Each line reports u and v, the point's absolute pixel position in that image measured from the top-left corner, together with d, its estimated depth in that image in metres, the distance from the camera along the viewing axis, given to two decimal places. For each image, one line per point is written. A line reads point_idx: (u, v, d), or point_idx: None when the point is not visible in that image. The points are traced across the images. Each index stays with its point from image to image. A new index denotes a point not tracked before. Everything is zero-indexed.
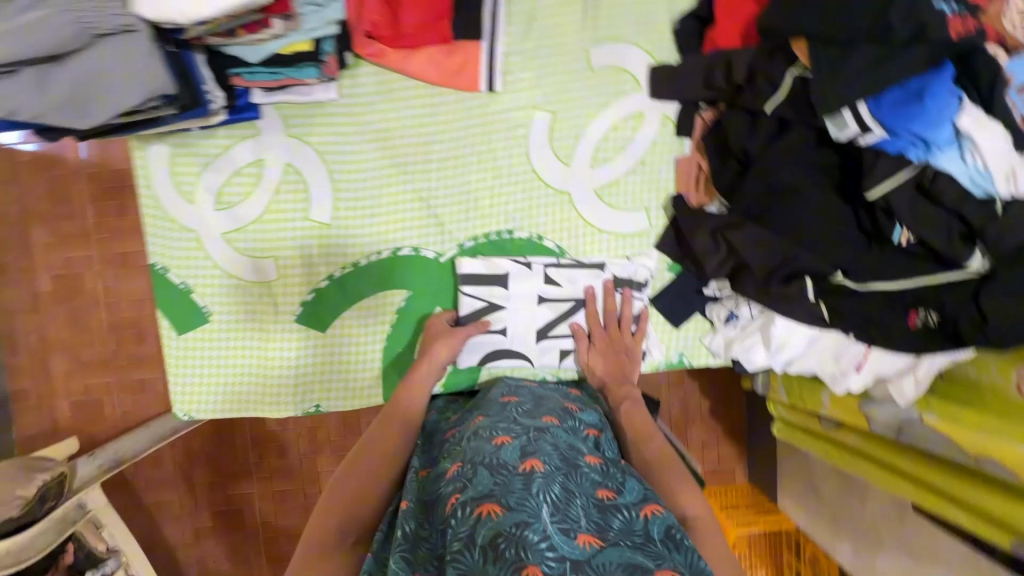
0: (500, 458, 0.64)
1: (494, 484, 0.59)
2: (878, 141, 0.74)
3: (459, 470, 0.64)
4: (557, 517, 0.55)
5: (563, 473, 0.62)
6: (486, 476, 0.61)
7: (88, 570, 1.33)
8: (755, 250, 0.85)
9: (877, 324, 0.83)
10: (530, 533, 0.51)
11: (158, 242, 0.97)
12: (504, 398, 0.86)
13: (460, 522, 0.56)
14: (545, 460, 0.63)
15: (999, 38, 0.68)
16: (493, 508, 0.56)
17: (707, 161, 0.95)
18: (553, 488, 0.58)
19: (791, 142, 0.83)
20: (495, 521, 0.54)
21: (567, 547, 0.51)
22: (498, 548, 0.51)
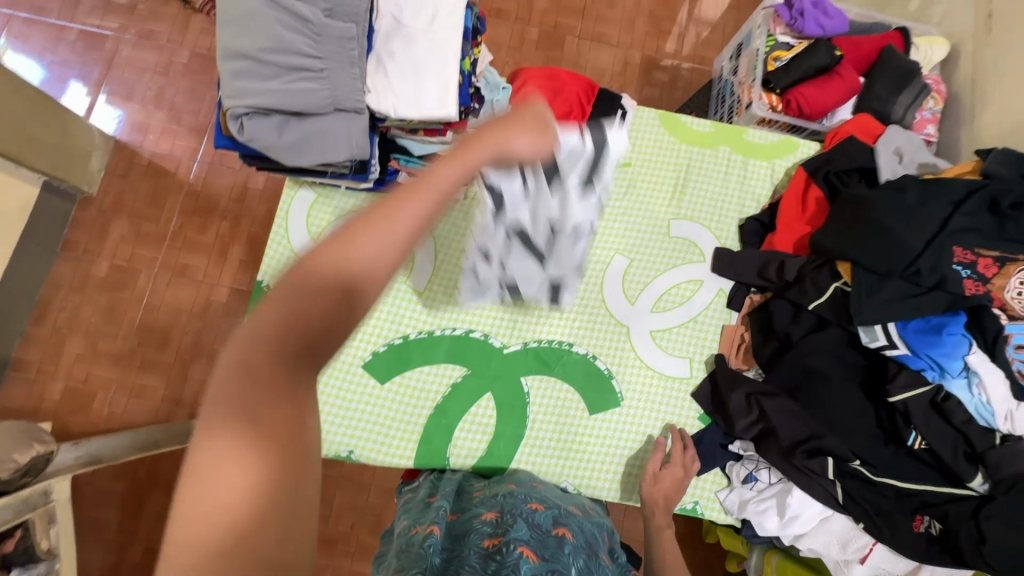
0: (536, 518, 0.74)
1: (532, 535, 0.67)
2: (902, 356, 0.90)
3: (497, 518, 0.73)
4: None
5: (587, 552, 0.71)
6: (524, 527, 0.69)
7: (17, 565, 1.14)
8: (786, 420, 0.97)
9: (884, 516, 0.91)
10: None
11: (273, 264, 1.10)
12: (533, 481, 0.96)
13: (498, 553, 0.62)
14: (574, 535, 0.74)
15: (1002, 305, 0.86)
16: (529, 553, 0.62)
17: (750, 334, 1.10)
18: (579, 559, 0.67)
19: (825, 338, 0.99)
20: (532, 563, 0.59)
21: None
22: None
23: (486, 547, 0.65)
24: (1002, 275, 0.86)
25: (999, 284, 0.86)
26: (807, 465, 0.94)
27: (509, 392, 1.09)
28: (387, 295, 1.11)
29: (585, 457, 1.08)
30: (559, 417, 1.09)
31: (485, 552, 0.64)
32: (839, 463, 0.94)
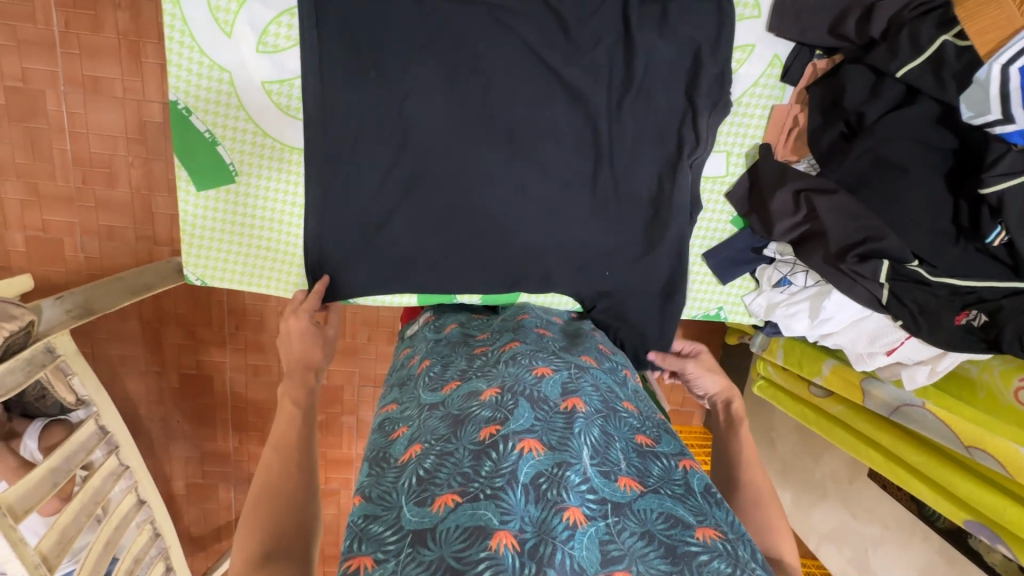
0: (541, 392, 0.65)
1: (534, 420, 0.61)
2: (1013, 133, 0.69)
3: (496, 398, 0.65)
4: (597, 459, 0.59)
5: (602, 416, 0.65)
6: (527, 410, 0.62)
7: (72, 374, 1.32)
8: (840, 221, 0.83)
9: (928, 313, 0.83)
10: (571, 473, 0.56)
11: (182, 76, 0.82)
12: (535, 369, 0.68)
13: (545, 410, 0.63)
14: (586, 400, 0.65)
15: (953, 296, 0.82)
16: (533, 445, 0.58)
17: (807, 116, 0.89)
18: (593, 430, 0.62)
19: (911, 113, 0.77)
20: (536, 459, 0.57)
21: (609, 489, 0.56)
22: (541, 487, 0.55)
23: (487, 401, 0.65)
24: (947, 306, 0.82)
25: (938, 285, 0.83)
26: (855, 270, 0.83)
27: None
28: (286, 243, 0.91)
29: None
30: (541, 286, 0.93)
31: (484, 403, 0.65)
32: (893, 265, 0.83)
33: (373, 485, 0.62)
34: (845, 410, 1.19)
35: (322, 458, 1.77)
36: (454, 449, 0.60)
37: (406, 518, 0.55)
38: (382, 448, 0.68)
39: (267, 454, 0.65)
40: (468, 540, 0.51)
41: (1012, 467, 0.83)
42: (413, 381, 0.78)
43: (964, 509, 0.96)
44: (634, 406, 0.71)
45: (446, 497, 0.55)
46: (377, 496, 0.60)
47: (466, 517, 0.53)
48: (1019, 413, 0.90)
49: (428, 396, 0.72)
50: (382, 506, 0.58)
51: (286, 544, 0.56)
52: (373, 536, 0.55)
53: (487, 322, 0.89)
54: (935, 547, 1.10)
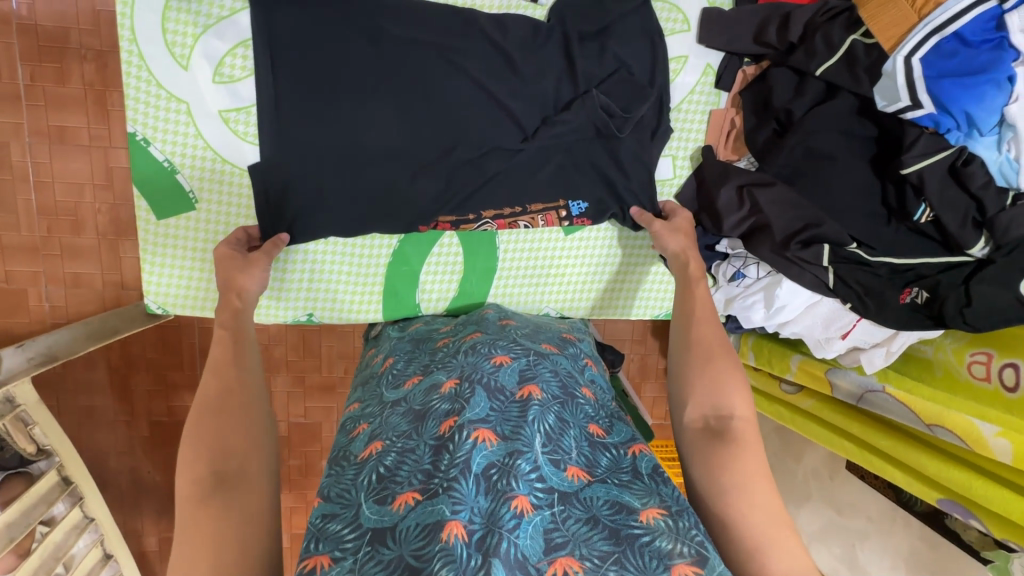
0: (498, 380, 0.68)
1: (491, 410, 0.64)
2: (924, 117, 0.75)
3: (455, 389, 0.67)
4: (548, 447, 0.61)
5: (558, 402, 0.68)
6: (484, 400, 0.64)
7: (35, 424, 1.26)
8: (781, 211, 0.87)
9: (873, 294, 0.87)
10: (521, 461, 0.57)
11: (139, 108, 0.84)
12: (495, 359, 0.72)
13: (502, 399, 0.66)
14: (542, 387, 0.69)
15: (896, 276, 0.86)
16: (487, 435, 0.60)
17: (742, 118, 0.95)
18: (548, 417, 0.64)
19: (835, 106, 0.83)
20: (490, 449, 0.59)
21: (557, 479, 0.58)
22: (492, 477, 0.56)
23: (447, 394, 0.67)
24: (893, 286, 0.86)
25: (880, 266, 0.86)
26: (800, 256, 0.87)
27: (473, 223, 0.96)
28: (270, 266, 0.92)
29: (587, 284, 1.04)
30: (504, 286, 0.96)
31: (444, 396, 0.67)
32: (834, 249, 0.87)
33: (333, 486, 0.63)
34: (816, 404, 1.21)
35: (302, 500, 1.72)
36: (415, 446, 0.62)
37: (366, 516, 0.56)
38: (345, 448, 0.69)
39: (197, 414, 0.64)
40: (426, 537, 0.51)
41: (969, 437, 0.86)
42: (377, 379, 0.80)
43: (936, 488, 0.97)
44: (592, 392, 0.76)
45: (407, 495, 0.56)
46: (336, 497, 0.60)
47: (425, 514, 0.53)
48: (972, 387, 0.94)
49: (391, 394, 0.73)
50: (340, 505, 0.59)
51: (238, 465, 0.59)
52: (332, 536, 0.55)
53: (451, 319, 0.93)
54: (917, 533, 1.10)
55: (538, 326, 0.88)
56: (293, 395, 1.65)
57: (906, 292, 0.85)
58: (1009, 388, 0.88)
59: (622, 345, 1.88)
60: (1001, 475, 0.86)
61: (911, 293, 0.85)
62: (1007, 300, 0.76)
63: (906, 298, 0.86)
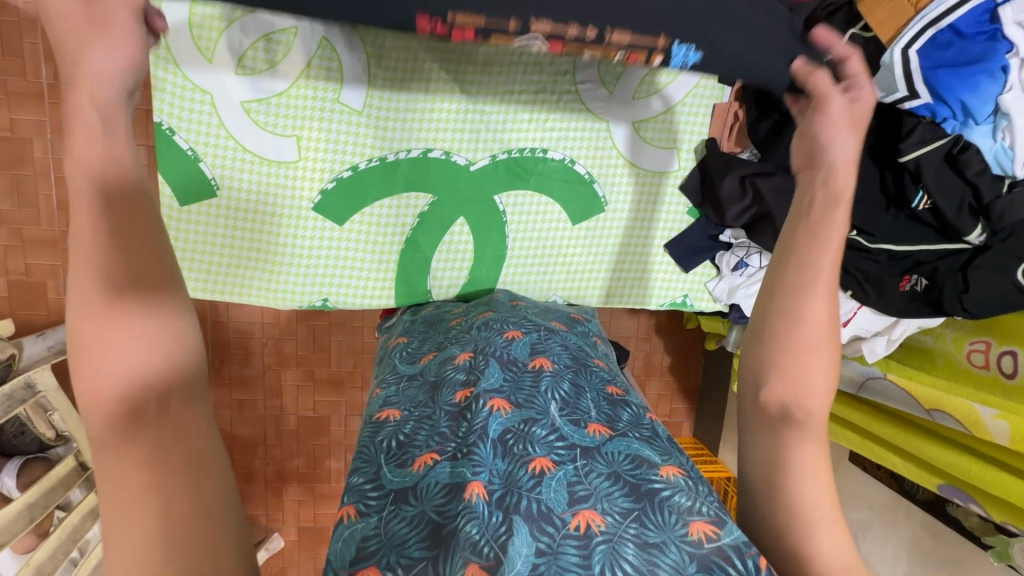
0: (511, 353, 0.70)
1: (504, 379, 0.66)
2: (921, 107, 0.77)
3: (470, 360, 0.69)
4: (565, 411, 0.63)
5: (571, 371, 0.70)
6: (497, 370, 0.67)
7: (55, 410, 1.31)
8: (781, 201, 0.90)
9: (872, 281, 0.90)
10: (537, 427, 0.60)
11: (166, 99, 0.88)
12: (505, 333, 0.74)
13: (515, 369, 0.68)
14: (554, 359, 0.71)
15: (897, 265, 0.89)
16: (501, 403, 0.62)
17: (745, 112, 0.98)
18: (561, 386, 0.67)
19: None
20: (506, 415, 0.61)
21: (579, 436, 0.60)
22: (508, 441, 0.58)
23: (462, 364, 0.69)
24: (892, 274, 0.89)
25: (880, 255, 0.89)
26: None
27: (483, 212, 1.00)
28: (280, 246, 0.95)
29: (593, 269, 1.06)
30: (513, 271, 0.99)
31: (458, 367, 0.69)
32: None
33: (353, 449, 0.65)
34: None
35: (310, 492, 1.74)
36: (434, 415, 0.64)
37: (390, 479, 0.57)
38: (363, 409, 0.72)
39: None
40: (449, 495, 0.54)
41: (970, 421, 0.87)
42: (390, 356, 0.82)
43: (937, 475, 0.98)
44: (604, 362, 0.78)
45: (427, 456, 0.59)
46: (363, 450, 0.62)
47: (446, 476, 0.56)
48: (972, 375, 0.96)
49: (406, 368, 0.76)
50: (362, 459, 0.61)
51: None
52: (355, 488, 0.57)
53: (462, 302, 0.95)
54: (920, 523, 1.11)
55: (548, 309, 0.91)
56: (303, 388, 1.68)
57: (905, 281, 0.89)
58: (1008, 374, 0.89)
59: (627, 342, 1.90)
60: (1002, 459, 0.87)
61: (910, 280, 0.89)
62: (1004, 285, 0.78)
63: (904, 285, 0.89)
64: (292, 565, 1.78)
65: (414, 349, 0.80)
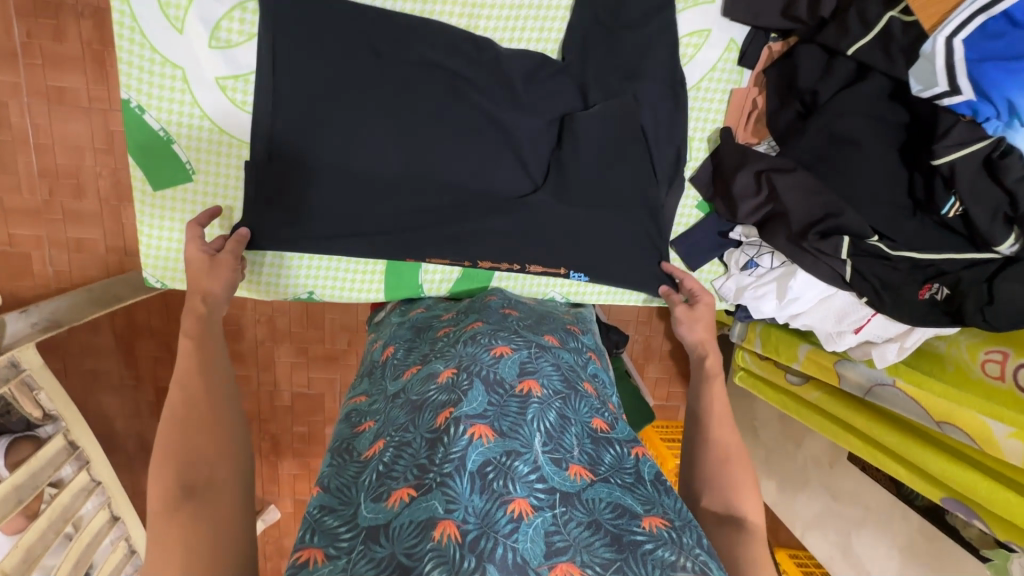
0: (497, 373, 0.67)
1: (488, 404, 0.63)
2: (961, 104, 0.70)
3: (451, 379, 0.66)
4: (548, 446, 0.61)
5: (559, 398, 0.67)
6: (481, 393, 0.63)
7: (40, 389, 1.27)
8: (799, 198, 0.84)
9: (891, 288, 0.84)
10: (519, 463, 0.58)
11: (132, 73, 0.80)
12: (493, 351, 0.70)
13: (499, 394, 0.65)
14: (543, 382, 0.68)
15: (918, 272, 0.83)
16: (483, 431, 0.59)
17: (765, 99, 0.90)
18: (548, 415, 0.64)
19: (865, 88, 0.78)
20: (486, 445, 0.58)
21: (558, 478, 0.58)
22: (487, 476, 0.56)
23: (444, 384, 0.66)
24: (914, 282, 0.82)
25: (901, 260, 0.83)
26: (818, 247, 0.83)
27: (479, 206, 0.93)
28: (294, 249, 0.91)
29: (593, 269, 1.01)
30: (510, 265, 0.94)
31: (441, 387, 0.66)
32: (852, 241, 0.84)
33: (333, 476, 0.63)
34: (822, 395, 1.19)
35: (305, 467, 1.74)
36: (412, 440, 0.61)
37: (362, 515, 0.55)
38: (348, 441, 0.68)
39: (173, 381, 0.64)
40: (419, 535, 0.51)
41: (980, 438, 0.84)
42: (379, 369, 0.79)
43: (940, 486, 0.95)
44: (594, 387, 0.75)
45: (402, 491, 0.56)
46: (336, 489, 0.60)
47: (420, 512, 0.53)
48: (986, 386, 0.91)
49: (391, 386, 0.73)
50: (340, 501, 0.59)
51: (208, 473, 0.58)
52: (326, 530, 0.55)
53: (453, 305, 0.91)
54: (916, 526, 1.10)
55: (544, 317, 0.87)
56: (297, 365, 1.66)
57: (925, 290, 0.82)
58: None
59: (628, 326, 1.86)
60: (1010, 478, 0.84)
61: (931, 289, 0.81)
62: None
63: (924, 294, 0.82)
64: (289, 536, 1.80)
65: (400, 361, 0.77)
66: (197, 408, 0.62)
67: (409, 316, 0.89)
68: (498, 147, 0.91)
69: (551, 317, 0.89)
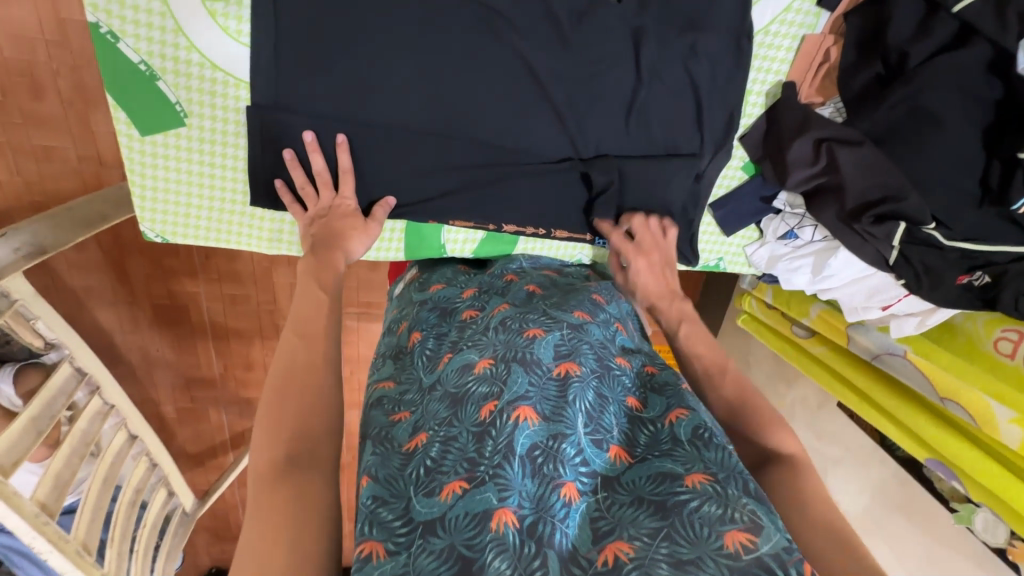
0: (534, 355, 0.67)
1: (529, 387, 0.63)
2: None
3: (490, 370, 0.67)
4: (590, 427, 0.61)
5: (596, 378, 0.67)
6: (522, 377, 0.64)
7: (36, 318, 1.22)
8: (860, 173, 0.77)
9: (932, 274, 0.80)
10: (565, 446, 0.58)
11: None
12: (528, 334, 0.70)
13: (538, 375, 0.65)
14: (581, 363, 0.67)
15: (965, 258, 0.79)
16: (528, 413, 0.60)
17: (840, 52, 0.80)
18: (587, 394, 0.64)
19: (962, 58, 0.68)
20: (532, 428, 0.59)
21: (599, 461, 0.60)
22: (536, 460, 0.58)
23: (483, 376, 0.67)
24: (958, 268, 0.79)
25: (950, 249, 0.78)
26: (868, 230, 0.79)
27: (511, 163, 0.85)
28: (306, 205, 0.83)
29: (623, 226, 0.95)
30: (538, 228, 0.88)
31: (480, 379, 0.67)
32: (909, 227, 0.78)
33: (380, 467, 0.62)
34: (826, 351, 1.23)
35: None
36: (457, 434, 0.62)
37: (417, 510, 0.56)
38: (384, 428, 0.68)
39: (288, 336, 0.63)
40: (477, 526, 0.52)
41: (981, 418, 0.88)
42: (411, 356, 0.78)
43: (926, 447, 1.02)
44: (627, 360, 0.74)
45: (455, 484, 0.57)
46: (387, 480, 0.60)
47: (475, 503, 0.54)
48: (993, 361, 0.93)
49: (427, 377, 0.72)
50: (391, 492, 0.59)
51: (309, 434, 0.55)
52: (384, 524, 0.56)
53: (474, 276, 0.90)
54: (891, 471, 1.19)
55: (570, 289, 0.84)
56: None
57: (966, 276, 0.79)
58: None
59: None
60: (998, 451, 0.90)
61: (972, 276, 0.79)
62: None
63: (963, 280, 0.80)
64: None
65: (433, 348, 0.76)
66: (313, 369, 0.60)
67: (435, 294, 0.87)
68: (533, 96, 0.80)
69: (578, 289, 0.85)
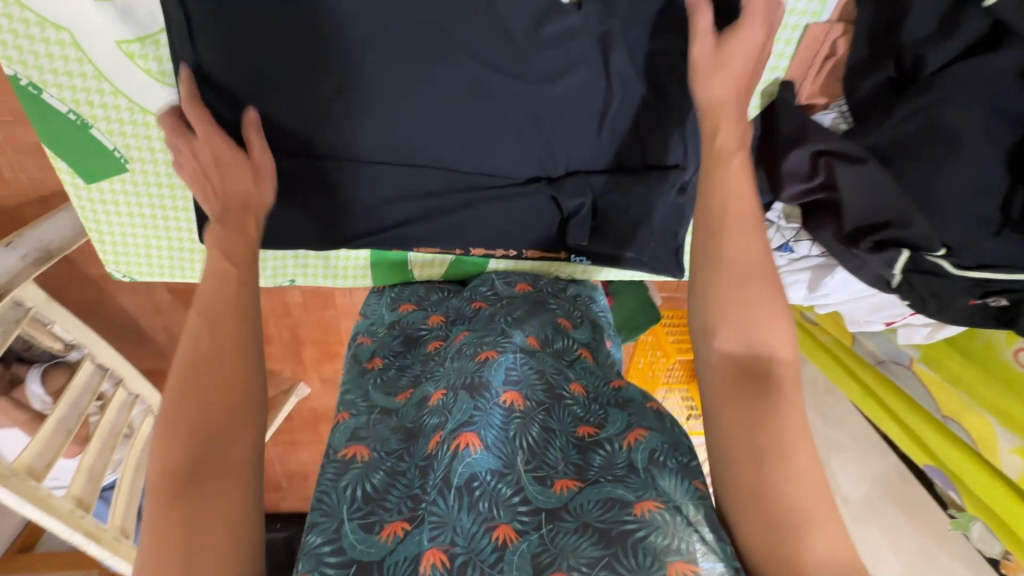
0: (483, 376, 0.63)
1: (473, 410, 0.59)
2: None
3: (443, 401, 0.63)
4: (532, 464, 0.57)
5: (543, 410, 0.63)
6: (467, 402, 0.60)
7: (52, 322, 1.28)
8: (860, 196, 0.68)
9: (938, 299, 0.71)
10: (502, 484, 0.55)
11: (6, 38, 0.61)
12: (479, 356, 0.66)
13: (484, 400, 0.60)
14: (527, 394, 0.63)
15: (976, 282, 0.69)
16: (470, 439, 0.56)
17: (848, 47, 0.68)
18: (530, 431, 0.60)
19: (987, 66, 0.57)
20: (472, 456, 0.55)
21: (543, 497, 0.55)
22: (473, 492, 0.54)
23: (436, 408, 0.64)
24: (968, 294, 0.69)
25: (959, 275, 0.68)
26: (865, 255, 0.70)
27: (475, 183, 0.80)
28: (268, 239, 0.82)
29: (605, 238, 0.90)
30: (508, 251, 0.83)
31: (434, 411, 0.64)
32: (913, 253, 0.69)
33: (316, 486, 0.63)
34: (834, 342, 1.15)
35: None
36: (405, 468, 0.62)
37: (351, 543, 0.56)
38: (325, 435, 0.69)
39: (196, 317, 0.59)
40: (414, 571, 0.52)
41: (984, 441, 0.82)
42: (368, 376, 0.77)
43: (927, 454, 0.97)
44: (583, 387, 0.69)
45: (396, 525, 0.56)
46: (320, 502, 0.60)
47: (415, 548, 0.53)
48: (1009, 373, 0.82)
49: (383, 401, 0.71)
50: (323, 512, 0.59)
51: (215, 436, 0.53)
52: (311, 551, 0.56)
53: (444, 296, 0.85)
54: (894, 466, 1.16)
55: (537, 302, 0.79)
56: None
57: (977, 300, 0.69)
58: None
59: None
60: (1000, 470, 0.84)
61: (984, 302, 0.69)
62: None
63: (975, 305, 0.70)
64: None
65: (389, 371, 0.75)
66: (224, 374, 0.56)
67: (400, 309, 0.84)
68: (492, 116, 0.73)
69: (545, 299, 0.79)
